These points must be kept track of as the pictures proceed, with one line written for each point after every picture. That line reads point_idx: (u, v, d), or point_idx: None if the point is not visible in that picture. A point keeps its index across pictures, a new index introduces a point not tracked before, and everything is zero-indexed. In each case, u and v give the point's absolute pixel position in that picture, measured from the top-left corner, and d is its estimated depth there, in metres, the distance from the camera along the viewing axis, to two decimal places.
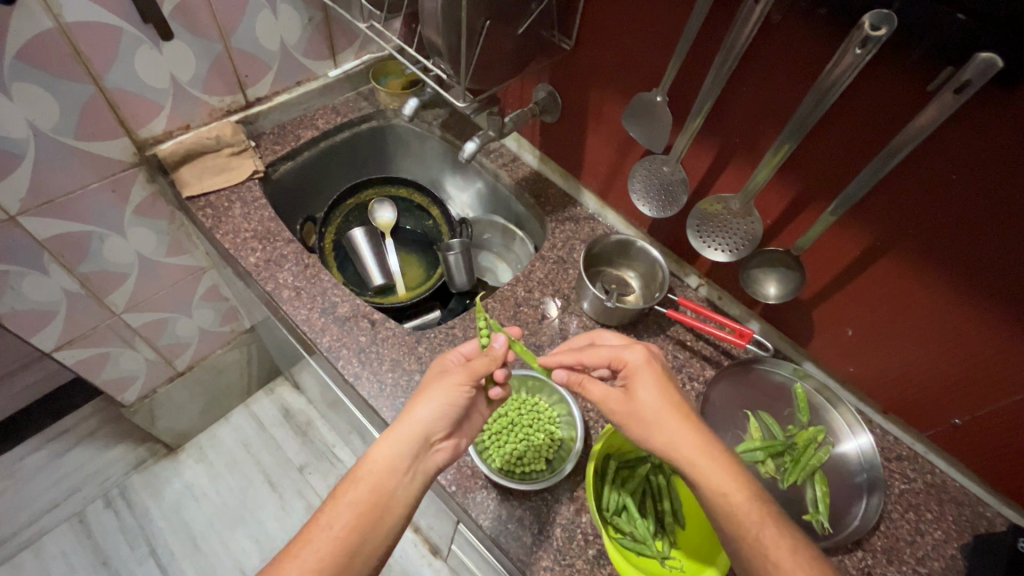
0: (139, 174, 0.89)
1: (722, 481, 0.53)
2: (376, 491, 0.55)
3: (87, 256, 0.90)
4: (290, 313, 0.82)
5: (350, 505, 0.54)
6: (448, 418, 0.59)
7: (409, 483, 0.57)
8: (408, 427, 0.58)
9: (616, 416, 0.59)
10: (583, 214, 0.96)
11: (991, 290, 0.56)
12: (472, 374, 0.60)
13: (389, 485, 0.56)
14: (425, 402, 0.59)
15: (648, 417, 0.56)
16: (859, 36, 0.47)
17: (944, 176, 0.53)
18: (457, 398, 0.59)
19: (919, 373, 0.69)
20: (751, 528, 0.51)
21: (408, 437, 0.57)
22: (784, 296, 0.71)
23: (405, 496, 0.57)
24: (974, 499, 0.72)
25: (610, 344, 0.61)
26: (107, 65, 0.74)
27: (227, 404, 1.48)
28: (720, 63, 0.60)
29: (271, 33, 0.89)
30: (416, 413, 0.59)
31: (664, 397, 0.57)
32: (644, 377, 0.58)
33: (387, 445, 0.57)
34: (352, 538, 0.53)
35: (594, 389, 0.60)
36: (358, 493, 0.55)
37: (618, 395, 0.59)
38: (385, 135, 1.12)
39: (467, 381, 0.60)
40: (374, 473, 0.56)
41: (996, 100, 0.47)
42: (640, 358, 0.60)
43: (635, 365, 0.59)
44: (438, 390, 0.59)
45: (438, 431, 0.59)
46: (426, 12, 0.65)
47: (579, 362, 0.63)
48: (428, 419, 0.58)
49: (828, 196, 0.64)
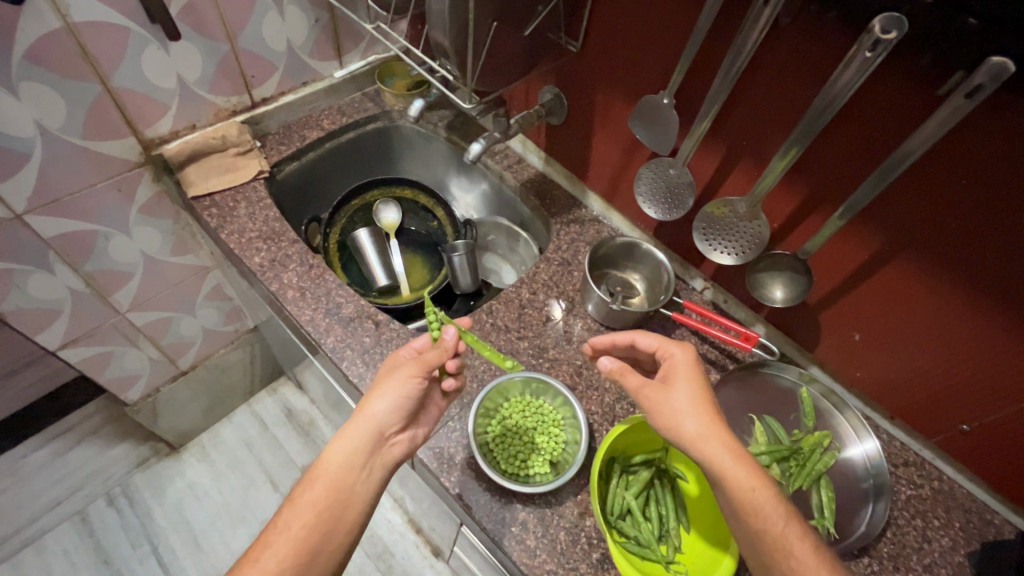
0: (144, 173, 0.89)
1: (748, 477, 0.51)
2: (334, 488, 0.55)
3: (92, 255, 0.90)
4: (294, 314, 0.82)
5: (309, 504, 0.54)
6: (401, 411, 0.59)
7: (367, 479, 0.57)
8: (361, 422, 0.58)
9: (645, 402, 0.58)
10: (589, 216, 0.96)
11: (1001, 295, 0.55)
12: (424, 366, 0.59)
13: (346, 482, 0.56)
14: (380, 396, 0.58)
15: (675, 415, 0.55)
16: (869, 39, 0.47)
17: (954, 182, 0.53)
18: (410, 389, 0.59)
19: (928, 378, 0.68)
20: (772, 522, 0.50)
21: (362, 432, 0.57)
22: (790, 300, 0.71)
23: (365, 491, 0.57)
24: (982, 506, 0.72)
25: (663, 336, 0.64)
26: (114, 65, 0.74)
27: (230, 403, 1.48)
28: (729, 66, 0.59)
29: (278, 34, 0.90)
30: (369, 409, 0.58)
31: (695, 400, 0.55)
32: (682, 372, 0.59)
33: (340, 442, 0.57)
34: (311, 537, 0.53)
35: (632, 379, 0.59)
36: (315, 492, 0.55)
37: (654, 383, 0.58)
38: (391, 136, 1.12)
39: (419, 373, 0.59)
40: (330, 472, 0.56)
41: (1003, 105, 0.47)
42: (683, 354, 0.61)
43: (679, 361, 0.60)
44: (391, 382, 0.59)
45: (392, 424, 0.59)
46: (433, 12, 0.65)
47: (632, 344, 0.67)
48: (382, 413, 0.58)
49: (836, 200, 0.63)
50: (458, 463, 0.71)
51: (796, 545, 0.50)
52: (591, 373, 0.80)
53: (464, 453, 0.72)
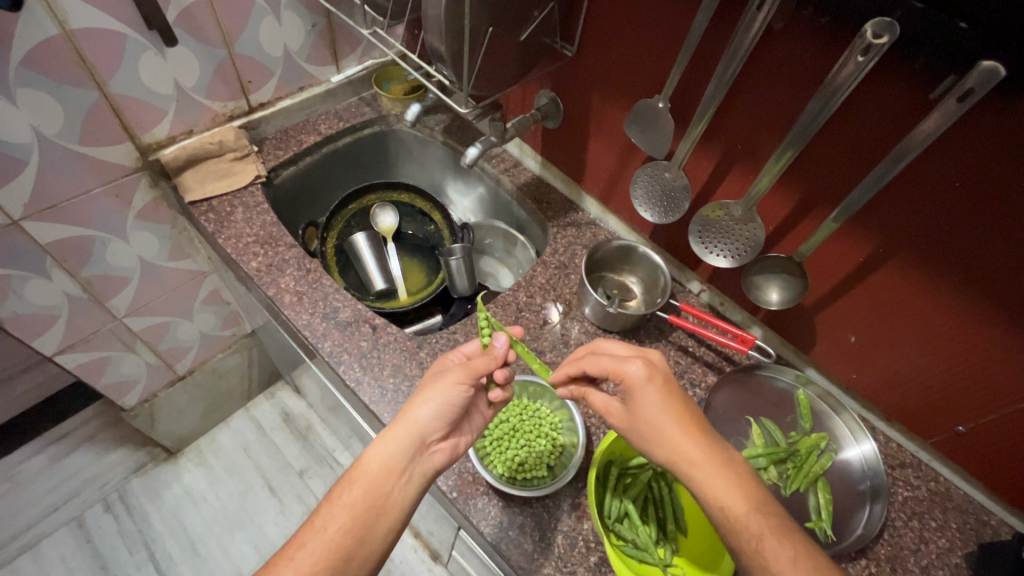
0: (142, 178, 0.89)
1: (737, 490, 0.51)
2: (372, 493, 0.55)
3: (89, 260, 0.90)
4: (292, 318, 0.82)
5: (346, 507, 0.55)
6: (444, 419, 0.59)
7: (405, 485, 0.57)
8: (405, 428, 0.57)
9: (617, 426, 0.59)
10: (585, 219, 0.96)
11: (994, 296, 0.56)
12: (471, 372, 0.59)
13: (385, 488, 0.56)
14: (424, 402, 0.58)
15: (664, 436, 0.54)
16: (861, 43, 0.47)
17: (948, 183, 0.53)
18: (455, 397, 0.58)
19: (924, 379, 0.68)
20: (771, 524, 0.50)
21: (405, 439, 0.57)
22: (785, 302, 0.72)
23: (402, 499, 0.56)
24: (978, 507, 0.72)
25: (604, 360, 0.58)
26: (112, 71, 0.75)
27: (227, 408, 1.48)
28: (723, 69, 0.59)
29: (274, 39, 0.90)
30: (414, 414, 0.58)
31: (670, 413, 0.55)
32: (647, 397, 0.55)
33: (382, 447, 0.57)
34: (347, 540, 0.53)
35: (597, 398, 0.61)
36: (353, 495, 0.55)
37: (618, 408, 0.59)
38: (387, 141, 1.12)
39: (464, 380, 0.59)
40: (369, 476, 0.56)
41: (995, 108, 0.47)
42: (638, 377, 0.56)
43: (636, 384, 0.56)
44: (436, 388, 0.59)
45: (434, 432, 0.59)
46: (430, 17, 0.65)
47: (581, 370, 0.61)
48: (425, 419, 0.58)
49: (831, 202, 0.64)
50: (456, 467, 0.71)
51: (796, 551, 0.49)
52: None
53: (461, 457, 0.72)
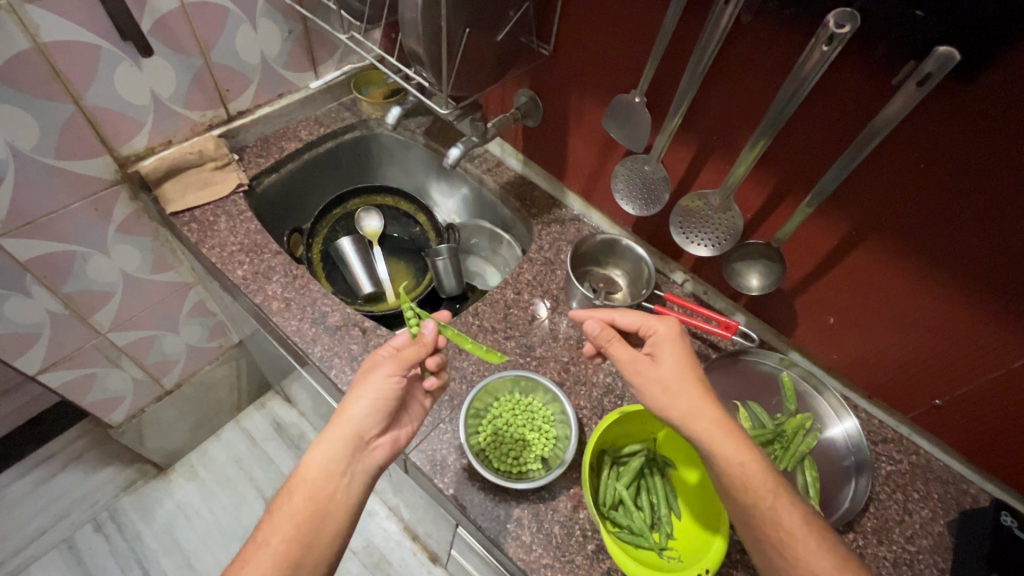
0: (122, 191, 0.88)
1: (740, 454, 0.53)
2: (312, 499, 0.55)
3: (70, 276, 0.89)
4: (280, 324, 0.82)
5: (287, 518, 0.54)
6: (379, 414, 0.60)
7: (349, 485, 0.57)
8: (340, 428, 0.58)
9: (638, 378, 0.58)
10: (569, 215, 0.97)
11: (961, 272, 0.58)
12: (402, 364, 0.61)
13: (326, 492, 0.56)
14: (357, 399, 0.59)
15: (669, 397, 0.56)
16: (825, 34, 0.49)
17: (912, 167, 0.56)
18: (388, 390, 0.60)
19: (901, 356, 0.71)
20: (760, 497, 0.51)
21: (341, 439, 0.58)
22: (766, 287, 0.73)
23: (345, 499, 0.56)
24: (958, 477, 0.75)
25: (642, 312, 0.64)
26: (87, 83, 0.74)
27: (217, 421, 1.47)
28: (696, 64, 0.61)
29: (251, 47, 0.90)
30: (348, 413, 0.59)
31: (686, 371, 0.58)
32: (668, 348, 0.60)
33: (319, 450, 0.57)
34: (293, 549, 0.53)
35: (620, 351, 0.60)
36: (294, 505, 0.55)
37: (644, 358, 0.59)
38: (369, 145, 1.13)
39: (396, 371, 0.60)
40: (309, 481, 0.56)
41: (953, 90, 0.49)
42: (667, 328, 0.61)
43: (664, 335, 0.61)
44: (367, 385, 0.60)
45: (371, 429, 0.60)
46: (407, 21, 0.65)
47: (612, 322, 0.65)
48: (360, 417, 0.59)
49: (805, 188, 0.66)
50: (451, 465, 0.72)
51: (787, 523, 0.51)
52: (578, 369, 0.82)
53: (456, 454, 0.73)
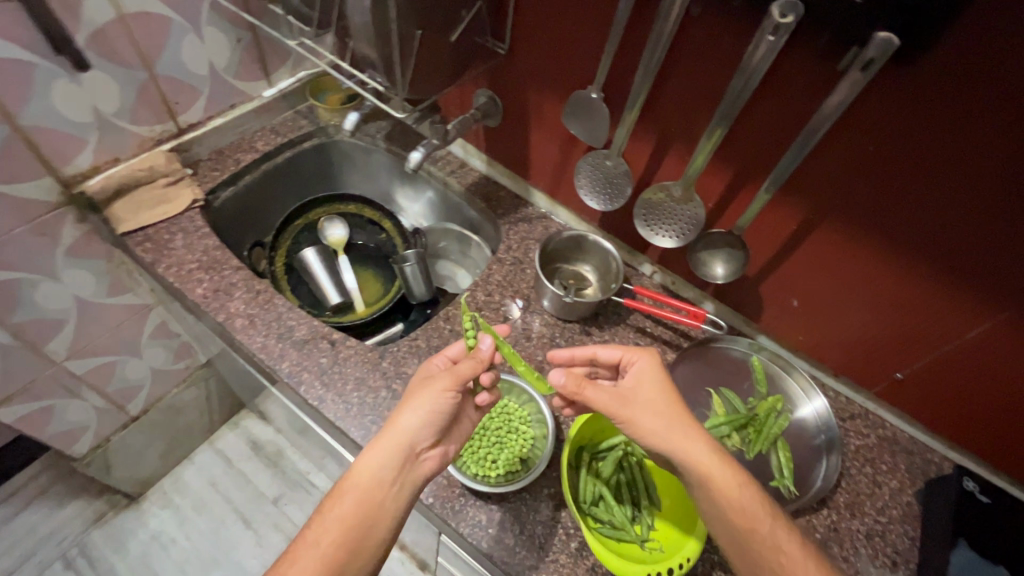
0: (69, 214, 0.84)
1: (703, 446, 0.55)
2: (364, 505, 0.55)
3: (18, 306, 0.85)
4: (246, 342, 0.80)
5: (336, 520, 0.55)
6: (433, 427, 0.59)
7: (398, 494, 0.57)
8: (393, 436, 0.58)
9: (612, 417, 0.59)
10: (536, 213, 0.97)
11: (913, 248, 0.60)
12: (458, 379, 0.59)
13: (376, 499, 0.56)
14: (412, 410, 0.58)
15: (638, 412, 0.58)
16: (770, 24, 0.50)
17: (860, 149, 0.57)
18: (441, 405, 0.59)
19: (862, 333, 0.73)
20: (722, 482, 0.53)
21: (395, 448, 0.57)
22: (730, 275, 0.75)
23: (394, 509, 0.57)
24: (922, 447, 0.77)
25: (623, 344, 0.65)
26: (22, 102, 0.70)
27: (189, 444, 1.42)
28: (649, 57, 0.62)
29: (198, 57, 0.87)
30: (400, 422, 0.58)
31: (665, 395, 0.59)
32: (648, 380, 0.60)
33: (373, 456, 0.57)
34: (340, 554, 0.54)
35: (594, 396, 0.59)
36: (345, 507, 0.55)
37: (621, 395, 0.59)
38: (329, 152, 1.10)
39: (452, 386, 0.59)
40: (360, 486, 0.56)
41: (895, 72, 0.51)
42: (647, 359, 0.62)
43: (643, 367, 0.61)
44: (423, 398, 0.59)
45: (424, 441, 0.59)
46: (357, 25, 0.64)
47: (593, 357, 0.67)
48: (413, 428, 0.58)
49: (762, 175, 0.67)
50: None
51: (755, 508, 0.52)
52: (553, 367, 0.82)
53: None
